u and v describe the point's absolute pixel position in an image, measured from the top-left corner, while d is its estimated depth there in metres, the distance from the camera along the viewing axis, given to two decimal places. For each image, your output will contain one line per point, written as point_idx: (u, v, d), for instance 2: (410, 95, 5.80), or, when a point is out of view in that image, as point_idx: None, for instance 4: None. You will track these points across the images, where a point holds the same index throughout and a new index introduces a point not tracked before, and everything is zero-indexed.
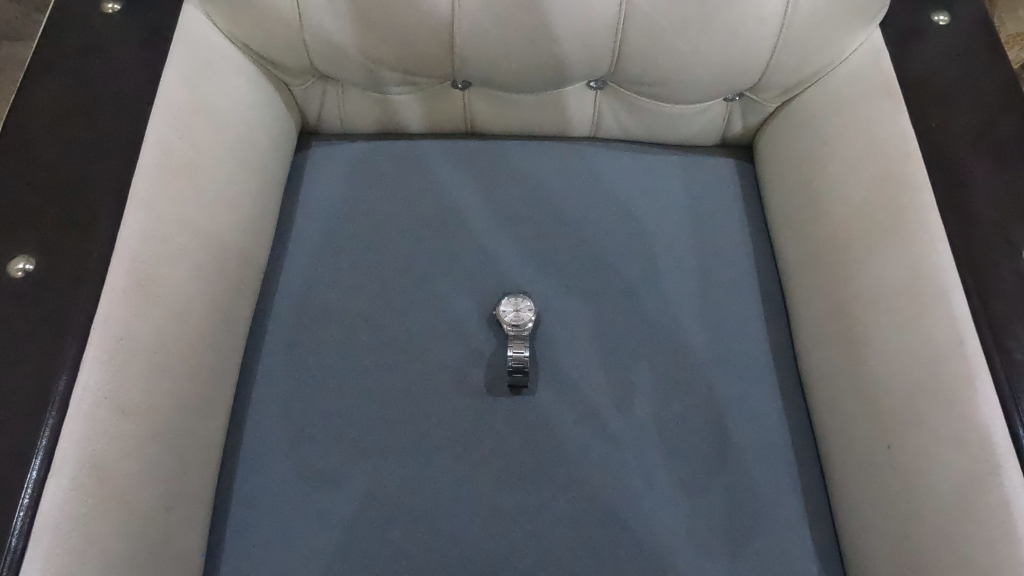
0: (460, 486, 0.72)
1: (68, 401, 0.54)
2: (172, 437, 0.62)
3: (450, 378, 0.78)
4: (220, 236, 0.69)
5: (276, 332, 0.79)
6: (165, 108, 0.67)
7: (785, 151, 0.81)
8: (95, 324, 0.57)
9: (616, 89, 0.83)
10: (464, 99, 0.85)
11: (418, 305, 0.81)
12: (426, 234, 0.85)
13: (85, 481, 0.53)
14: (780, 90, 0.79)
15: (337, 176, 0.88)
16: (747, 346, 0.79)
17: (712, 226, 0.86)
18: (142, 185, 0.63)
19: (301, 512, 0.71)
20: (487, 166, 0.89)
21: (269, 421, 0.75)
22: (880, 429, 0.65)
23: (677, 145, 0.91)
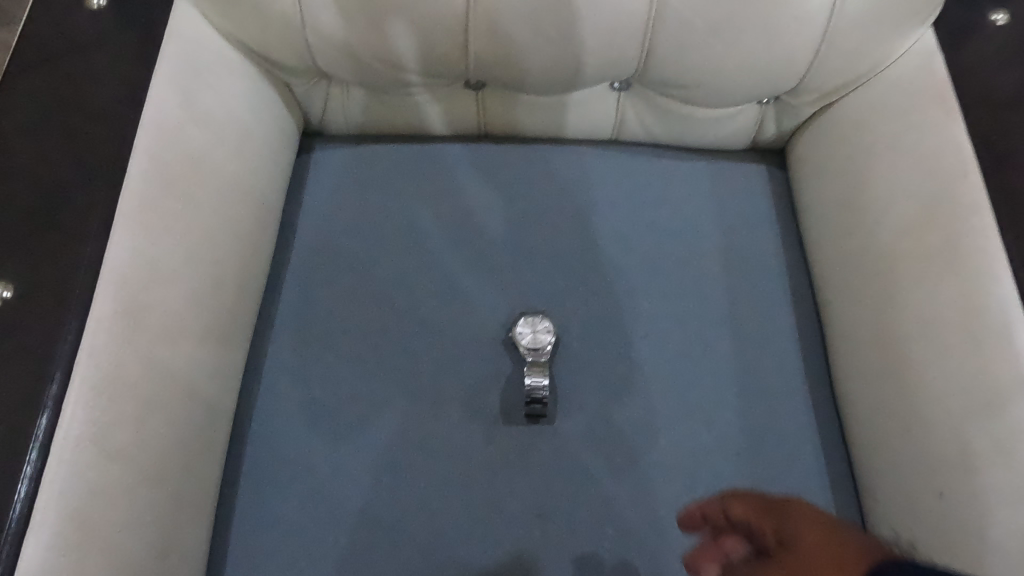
0: (475, 520, 0.68)
1: (49, 445, 0.48)
2: (165, 477, 0.56)
3: (464, 403, 0.73)
4: (215, 255, 0.64)
5: (279, 352, 0.74)
6: (156, 114, 0.61)
7: (822, 160, 0.76)
8: (79, 360, 0.51)
9: (641, 90, 0.77)
10: (477, 100, 0.79)
11: (430, 323, 0.76)
12: (437, 246, 0.80)
13: (68, 535, 0.48)
14: (820, 93, 0.73)
15: (342, 182, 0.83)
16: (781, 369, 0.75)
17: (742, 238, 0.81)
18: (129, 200, 0.57)
19: (305, 549, 0.66)
20: (501, 173, 0.84)
21: (272, 449, 0.70)
22: (925, 469, 0.60)
23: (703, 150, 0.86)
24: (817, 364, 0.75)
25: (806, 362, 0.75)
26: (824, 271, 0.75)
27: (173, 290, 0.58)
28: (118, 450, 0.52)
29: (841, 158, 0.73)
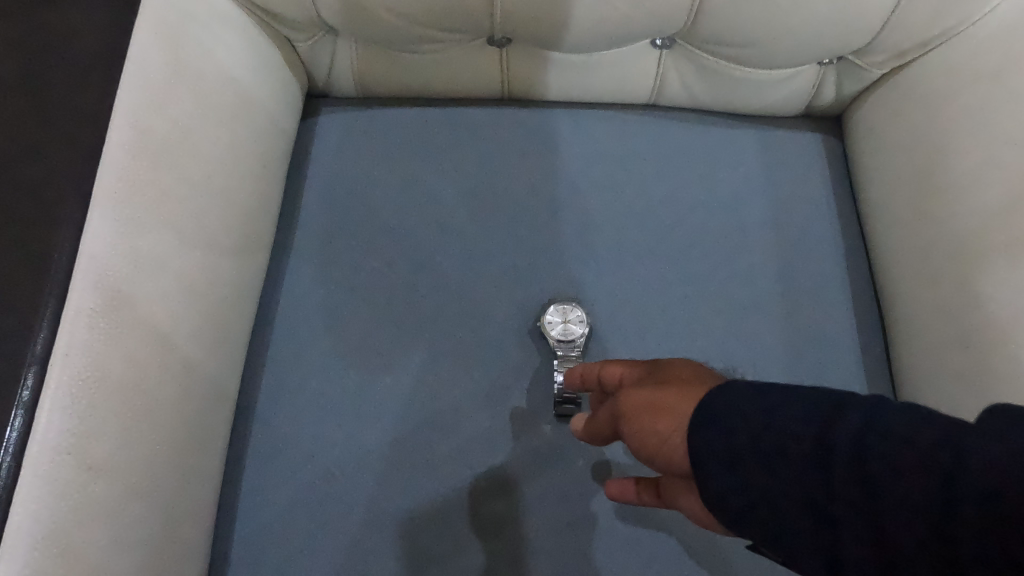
0: (500, 519, 0.64)
1: (22, 457, 0.42)
2: (150, 485, 0.51)
3: (489, 395, 0.67)
4: (206, 235, 0.57)
5: (286, 336, 0.68)
6: (139, 70, 0.52)
7: (889, 130, 0.67)
8: (53, 360, 0.44)
9: (687, 49, 0.68)
10: (501, 59, 0.71)
11: (451, 306, 0.70)
12: (456, 222, 0.73)
13: (44, 562, 0.42)
14: (892, 53, 0.65)
15: (350, 149, 0.75)
16: (836, 365, 0.68)
17: (794, 213, 0.73)
18: (111, 173, 0.49)
19: (315, 550, 0.62)
20: (525, 141, 0.76)
21: (281, 442, 0.65)
22: None
23: (751, 116, 0.77)
24: (874, 360, 0.68)
25: (863, 357, 0.68)
26: (887, 255, 0.67)
27: (160, 278, 0.52)
28: (100, 461, 0.46)
29: (912, 128, 0.64)
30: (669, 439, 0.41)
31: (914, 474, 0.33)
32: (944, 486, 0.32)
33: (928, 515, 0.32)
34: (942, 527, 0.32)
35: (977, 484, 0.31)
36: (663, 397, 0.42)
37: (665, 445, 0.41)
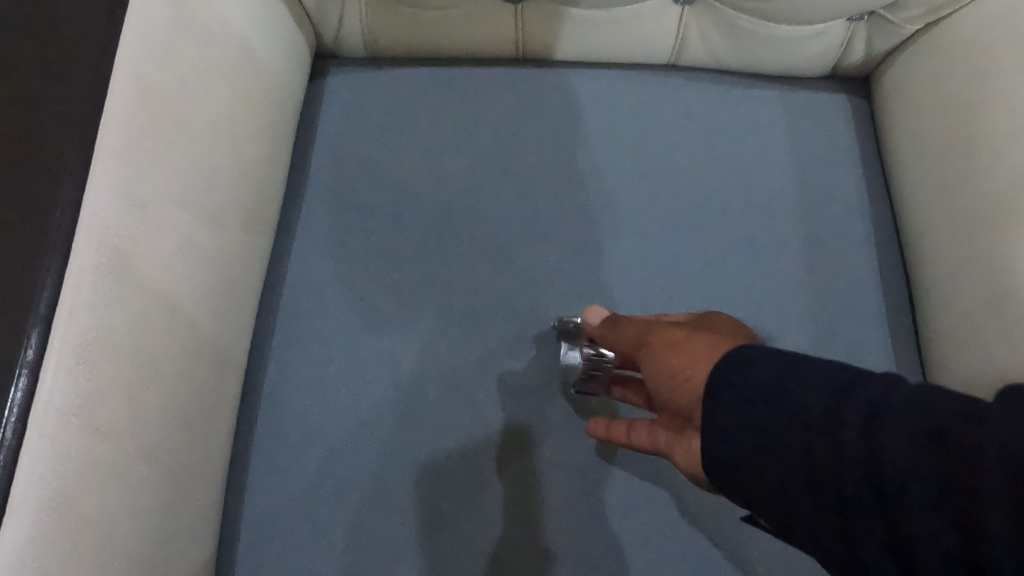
0: (516, 481, 0.63)
1: (28, 420, 0.40)
2: (158, 447, 0.50)
3: (503, 358, 0.66)
4: (213, 195, 0.55)
5: (296, 297, 0.67)
6: (143, 15, 0.49)
7: (921, 89, 0.64)
8: (58, 319, 0.42)
9: (712, 4, 0.65)
10: (517, 17, 0.68)
11: (464, 269, 0.68)
12: (470, 183, 0.71)
13: (52, 524, 0.41)
14: (928, 8, 0.61)
15: (360, 110, 0.73)
16: (859, 332, 0.66)
17: (819, 174, 0.71)
18: (115, 127, 0.47)
19: (327, 511, 0.61)
20: (540, 102, 0.74)
21: (291, 406, 0.64)
22: None
23: (774, 78, 0.74)
24: (900, 328, 0.66)
25: (888, 321, 0.66)
26: (915, 218, 0.65)
27: (166, 236, 0.50)
28: (107, 421, 0.45)
29: (945, 86, 0.62)
30: (680, 371, 0.40)
31: (934, 474, 0.27)
32: (966, 473, 0.26)
33: (954, 526, 0.26)
34: (966, 543, 0.26)
35: (1011, 488, 0.25)
36: (687, 340, 0.41)
37: (674, 377, 0.40)
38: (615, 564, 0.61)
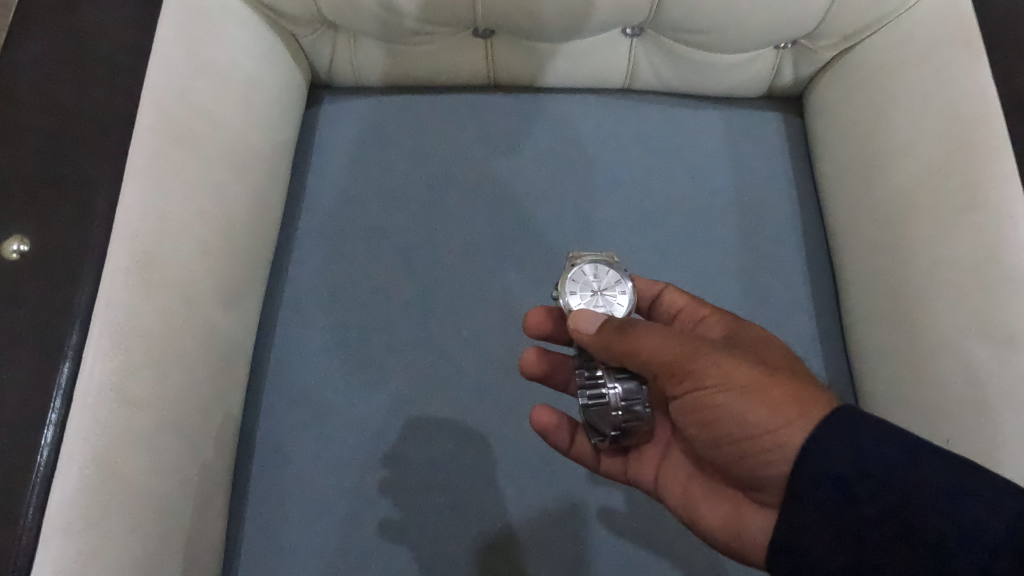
0: (489, 456, 0.71)
1: (73, 392, 0.50)
2: (180, 421, 0.58)
3: (478, 349, 0.74)
4: (225, 208, 0.65)
5: (296, 298, 0.76)
6: (163, 64, 0.60)
7: (839, 107, 0.74)
8: (95, 311, 0.52)
9: (654, 37, 0.75)
10: (487, 49, 0.78)
11: (442, 271, 0.77)
12: (448, 195, 0.80)
13: (95, 476, 0.50)
14: (840, 36, 0.71)
15: (351, 133, 0.82)
16: (793, 322, 0.74)
17: (757, 183, 0.80)
18: (139, 154, 0.57)
19: (322, 485, 0.69)
20: (512, 123, 0.83)
21: (291, 393, 0.72)
22: (921, 407, 0.60)
23: (718, 99, 0.84)
24: (828, 317, 0.75)
25: (817, 310, 0.75)
26: (836, 219, 0.74)
27: (185, 243, 0.59)
28: (138, 395, 0.54)
29: (856, 104, 0.71)
30: (766, 446, 0.49)
31: None
32: None
33: None
34: None
35: None
36: (763, 386, 0.49)
37: (753, 437, 0.50)
38: (579, 530, 0.69)
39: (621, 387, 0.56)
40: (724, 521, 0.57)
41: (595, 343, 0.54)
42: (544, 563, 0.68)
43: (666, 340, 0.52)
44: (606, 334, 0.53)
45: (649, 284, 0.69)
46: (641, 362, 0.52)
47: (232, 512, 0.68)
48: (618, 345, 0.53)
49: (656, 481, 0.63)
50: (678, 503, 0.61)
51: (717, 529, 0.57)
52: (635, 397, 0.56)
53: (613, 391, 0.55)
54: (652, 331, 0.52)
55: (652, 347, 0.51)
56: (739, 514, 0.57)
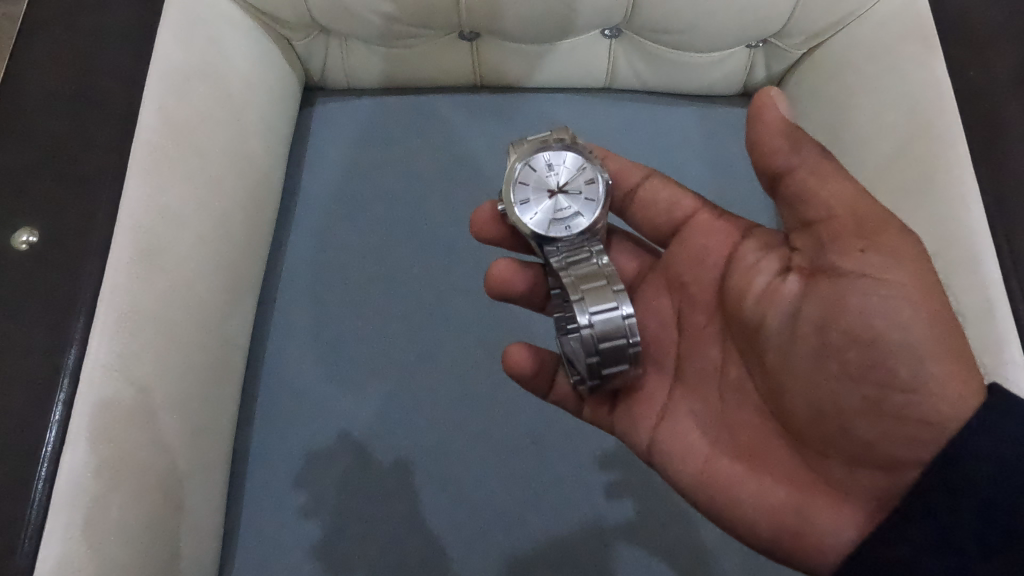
0: (476, 438, 0.74)
1: (79, 374, 0.53)
2: (181, 405, 0.61)
3: (466, 337, 0.77)
4: (224, 202, 0.68)
5: (290, 290, 0.79)
6: (163, 67, 0.63)
7: (809, 102, 0.77)
8: (101, 298, 0.55)
9: (632, 37, 0.79)
10: (474, 51, 0.82)
11: (431, 263, 0.80)
12: (436, 191, 0.83)
13: (100, 453, 0.53)
14: (807, 35, 0.76)
15: (344, 133, 0.86)
16: None
17: (732, 176, 0.83)
18: (140, 150, 0.60)
19: (316, 467, 0.72)
20: (499, 121, 0.86)
21: (287, 381, 0.75)
22: None
23: (695, 97, 0.87)
24: None
25: None
26: None
27: (187, 235, 0.62)
28: (142, 378, 0.56)
29: (824, 99, 0.75)
30: (917, 412, 0.45)
31: None
32: None
33: None
34: None
35: None
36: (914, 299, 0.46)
37: (896, 368, 0.46)
38: (563, 508, 0.71)
39: (597, 327, 0.54)
40: (764, 500, 0.52)
41: (803, 186, 0.50)
42: (529, 539, 0.70)
43: (846, 191, 0.49)
44: (808, 162, 0.50)
45: (633, 169, 0.66)
46: (828, 219, 0.49)
47: (230, 494, 0.72)
48: (825, 188, 0.49)
49: (651, 442, 0.60)
50: (698, 469, 0.56)
51: (764, 511, 0.52)
52: (611, 339, 0.54)
53: (587, 330, 0.54)
54: (848, 191, 0.49)
55: (852, 200, 0.49)
56: (799, 509, 0.51)
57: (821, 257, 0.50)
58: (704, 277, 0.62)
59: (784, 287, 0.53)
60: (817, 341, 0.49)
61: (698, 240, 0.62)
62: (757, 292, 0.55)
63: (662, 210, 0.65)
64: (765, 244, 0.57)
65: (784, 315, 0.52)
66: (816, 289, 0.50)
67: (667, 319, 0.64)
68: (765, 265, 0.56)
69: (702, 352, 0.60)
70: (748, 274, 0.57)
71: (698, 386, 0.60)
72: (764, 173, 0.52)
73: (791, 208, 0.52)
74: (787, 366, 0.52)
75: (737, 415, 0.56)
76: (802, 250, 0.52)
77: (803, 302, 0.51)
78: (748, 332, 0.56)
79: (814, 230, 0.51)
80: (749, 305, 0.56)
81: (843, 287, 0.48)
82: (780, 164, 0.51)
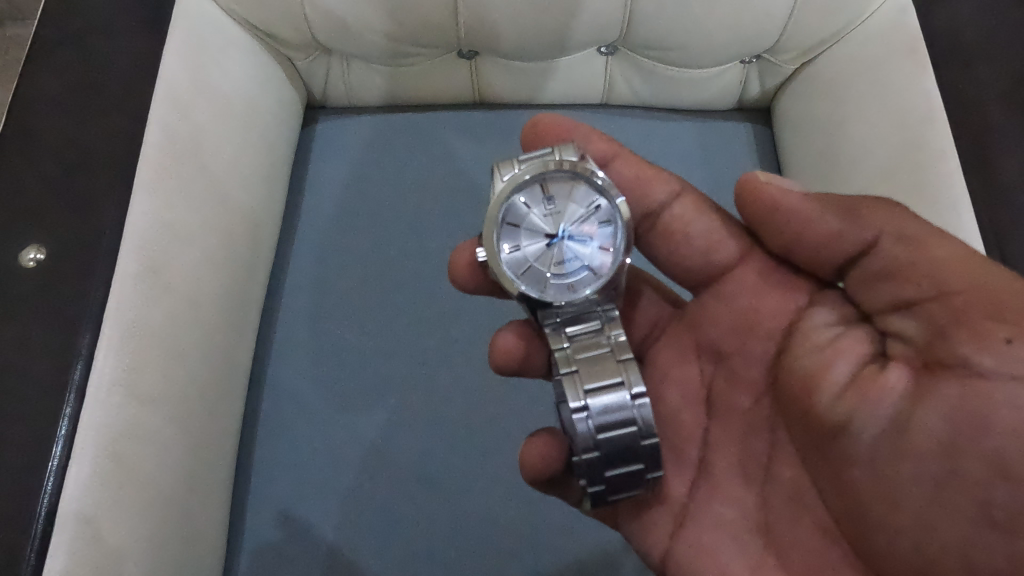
0: (478, 450, 0.74)
1: (85, 389, 0.53)
2: (184, 420, 0.62)
3: (467, 348, 0.78)
4: (229, 219, 0.69)
5: (293, 305, 0.80)
6: (167, 87, 0.64)
7: (803, 116, 0.79)
8: (106, 314, 0.56)
9: (628, 54, 0.81)
10: (472, 68, 0.84)
11: (432, 276, 0.81)
12: (437, 205, 0.85)
13: (105, 466, 0.53)
14: (799, 51, 0.77)
15: (346, 150, 0.87)
16: None
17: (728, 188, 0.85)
18: (145, 167, 0.61)
19: (320, 479, 0.73)
20: (498, 136, 0.88)
21: (292, 394, 0.76)
22: None
23: (691, 112, 0.89)
24: None
25: None
26: None
27: (191, 252, 0.63)
28: (145, 391, 0.57)
29: (818, 113, 0.76)
30: None
31: None
32: None
33: None
34: None
35: None
36: None
37: None
38: (563, 518, 0.72)
39: (598, 415, 0.54)
40: None
41: (895, 257, 0.49)
42: (529, 549, 0.71)
43: (953, 259, 0.47)
44: (889, 226, 0.50)
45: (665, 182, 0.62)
46: (947, 298, 0.47)
47: (234, 507, 0.72)
48: (931, 255, 0.48)
49: (666, 552, 0.58)
50: None
51: None
52: (615, 429, 0.54)
53: (585, 417, 0.54)
54: (955, 256, 0.48)
55: (969, 273, 0.47)
56: None
57: (940, 347, 0.47)
58: (753, 347, 0.59)
59: (884, 379, 0.49)
60: (942, 464, 0.46)
61: (747, 300, 0.59)
62: (841, 382, 0.51)
63: (698, 253, 0.61)
64: (842, 315, 0.54)
65: (887, 419, 0.48)
66: (937, 389, 0.46)
67: (696, 387, 0.62)
68: (846, 348, 0.52)
69: (750, 444, 0.58)
70: (823, 352, 0.53)
71: (736, 492, 0.57)
72: (848, 251, 0.51)
73: (881, 285, 0.50)
74: (889, 490, 0.48)
75: (790, 535, 0.54)
76: (905, 338, 0.49)
77: (916, 405, 0.47)
78: (822, 432, 0.52)
79: (921, 313, 0.48)
80: (824, 400, 0.51)
81: (986, 393, 0.45)
82: (859, 238, 0.50)
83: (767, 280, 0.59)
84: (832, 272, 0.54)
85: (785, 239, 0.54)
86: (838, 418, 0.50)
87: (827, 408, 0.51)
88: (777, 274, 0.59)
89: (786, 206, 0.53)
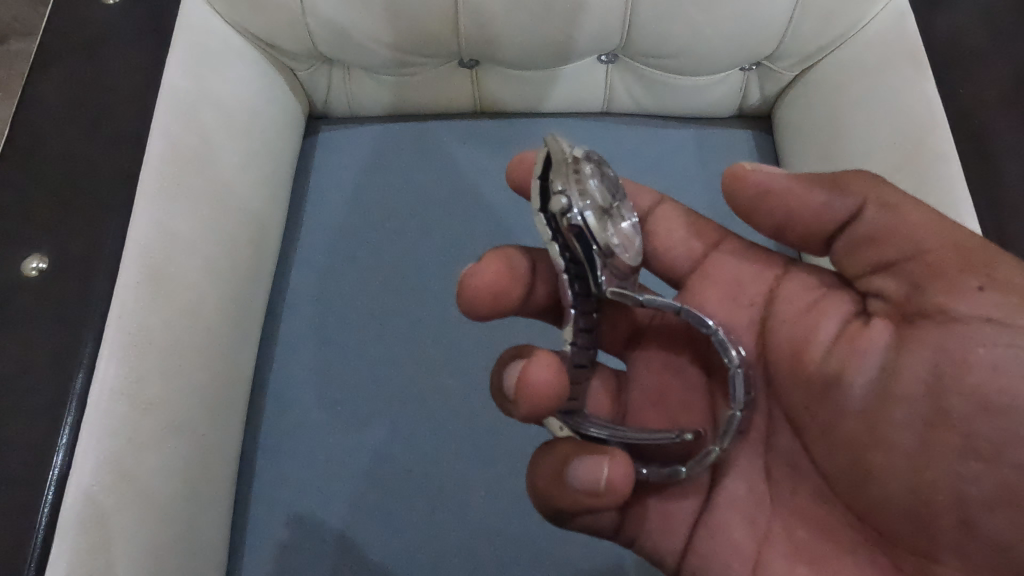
0: (483, 456, 0.74)
1: (86, 398, 0.53)
2: (184, 428, 0.61)
3: (470, 355, 0.78)
4: (231, 227, 0.69)
5: (297, 312, 0.80)
6: (168, 97, 0.64)
7: (805, 117, 0.79)
8: (109, 323, 0.55)
9: (628, 62, 0.81)
10: (474, 77, 0.84)
11: (435, 283, 0.81)
12: (441, 211, 0.85)
13: (107, 476, 0.53)
14: (799, 58, 0.78)
15: (348, 159, 0.87)
16: None
17: None
18: (149, 175, 0.61)
19: (323, 484, 0.73)
20: (501, 142, 0.88)
21: (297, 400, 0.76)
22: None
23: (693, 119, 0.89)
24: None
25: None
26: None
27: (193, 261, 0.63)
28: (147, 401, 0.57)
29: (821, 114, 0.76)
30: None
31: None
32: None
33: None
34: None
35: None
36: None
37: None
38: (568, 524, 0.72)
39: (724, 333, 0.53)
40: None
41: (877, 223, 0.48)
42: (534, 555, 0.70)
43: (930, 228, 0.47)
44: (871, 193, 0.49)
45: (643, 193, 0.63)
46: (920, 253, 0.47)
47: (235, 517, 0.72)
48: (906, 234, 0.48)
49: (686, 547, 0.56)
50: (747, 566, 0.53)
51: None
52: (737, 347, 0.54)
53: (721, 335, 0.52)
54: (932, 223, 0.47)
55: (944, 231, 0.47)
56: None
57: (916, 300, 0.47)
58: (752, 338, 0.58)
59: (869, 333, 0.49)
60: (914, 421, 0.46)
61: (732, 270, 0.59)
62: (828, 340, 0.51)
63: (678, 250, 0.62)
64: (825, 283, 0.55)
65: (871, 372, 0.48)
66: (912, 349, 0.46)
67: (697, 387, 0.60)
68: (830, 310, 0.53)
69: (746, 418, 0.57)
70: (806, 316, 0.54)
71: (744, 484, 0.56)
72: (832, 222, 0.51)
73: (863, 251, 0.50)
74: (878, 438, 0.48)
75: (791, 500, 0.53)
76: (884, 296, 0.49)
77: (901, 352, 0.47)
78: (813, 398, 0.52)
79: (894, 284, 0.48)
80: (812, 364, 0.52)
81: (958, 339, 0.44)
82: (842, 210, 0.50)
83: (755, 262, 0.59)
84: (818, 245, 0.53)
85: (775, 217, 0.53)
86: (828, 376, 0.51)
87: (817, 366, 0.51)
88: (771, 257, 0.59)
89: (769, 186, 0.52)
